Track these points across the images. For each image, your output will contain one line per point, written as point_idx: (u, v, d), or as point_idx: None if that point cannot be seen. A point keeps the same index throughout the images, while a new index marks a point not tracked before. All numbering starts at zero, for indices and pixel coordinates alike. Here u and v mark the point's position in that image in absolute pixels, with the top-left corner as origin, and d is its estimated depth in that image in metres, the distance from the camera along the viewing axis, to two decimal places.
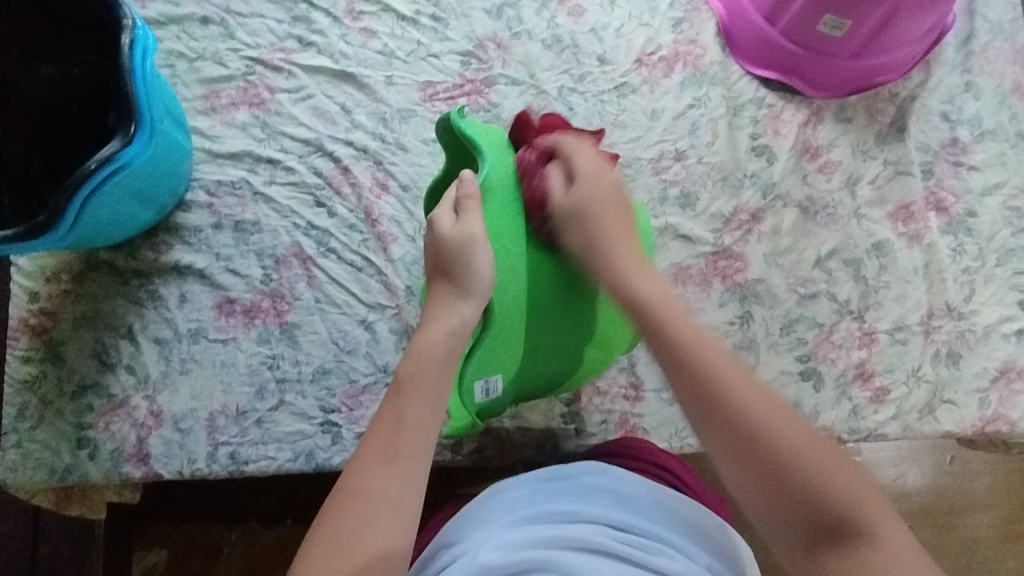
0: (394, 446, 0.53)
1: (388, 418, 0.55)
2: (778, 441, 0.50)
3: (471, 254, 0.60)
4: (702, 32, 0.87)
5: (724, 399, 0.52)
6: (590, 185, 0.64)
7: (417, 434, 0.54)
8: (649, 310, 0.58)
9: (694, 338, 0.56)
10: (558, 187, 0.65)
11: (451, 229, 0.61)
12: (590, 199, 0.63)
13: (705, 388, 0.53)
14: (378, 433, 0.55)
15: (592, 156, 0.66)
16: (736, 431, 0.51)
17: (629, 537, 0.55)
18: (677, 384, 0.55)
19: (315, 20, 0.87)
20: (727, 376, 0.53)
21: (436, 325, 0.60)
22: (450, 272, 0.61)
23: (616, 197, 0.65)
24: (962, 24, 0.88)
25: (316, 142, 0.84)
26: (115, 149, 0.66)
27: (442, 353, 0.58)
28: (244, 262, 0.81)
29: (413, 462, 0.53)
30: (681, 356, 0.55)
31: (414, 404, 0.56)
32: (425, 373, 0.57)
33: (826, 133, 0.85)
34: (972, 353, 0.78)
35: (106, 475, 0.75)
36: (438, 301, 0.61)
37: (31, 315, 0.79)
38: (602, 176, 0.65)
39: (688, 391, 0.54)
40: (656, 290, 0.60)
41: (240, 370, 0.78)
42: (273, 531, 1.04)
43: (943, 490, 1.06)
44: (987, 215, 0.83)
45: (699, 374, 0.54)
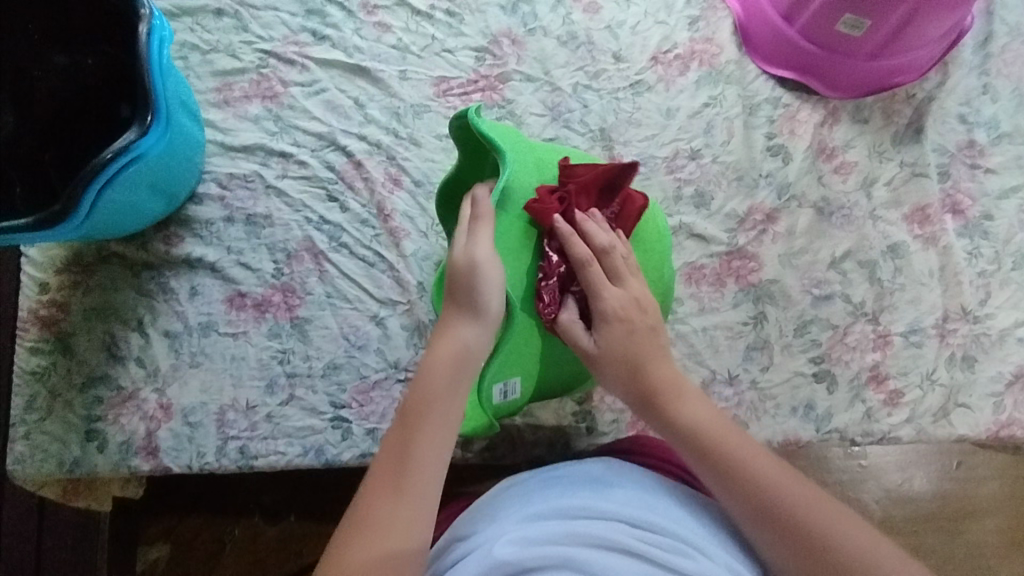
0: (405, 471, 0.52)
1: (397, 443, 0.54)
2: (845, 554, 0.50)
3: (479, 275, 0.60)
4: (718, 31, 0.87)
5: (785, 513, 0.53)
6: (611, 324, 0.63)
7: (428, 457, 0.53)
8: (706, 437, 0.58)
9: (754, 461, 0.56)
10: (581, 327, 0.64)
11: (460, 253, 0.61)
12: (611, 342, 0.63)
13: (770, 515, 0.53)
14: (387, 455, 0.53)
15: (612, 282, 0.64)
16: (797, 545, 0.52)
17: (646, 535, 0.55)
18: (736, 505, 0.55)
19: (329, 13, 0.86)
20: (786, 500, 0.53)
21: (443, 347, 0.59)
22: (460, 298, 0.61)
23: (642, 326, 0.63)
24: (980, 26, 0.87)
25: (328, 137, 0.83)
26: (131, 138, 0.66)
27: (448, 380, 0.57)
28: (255, 256, 0.80)
29: (423, 488, 0.51)
30: (743, 484, 0.55)
31: (423, 424, 0.54)
32: (433, 393, 0.56)
33: (842, 133, 0.84)
34: (988, 357, 0.78)
35: (114, 468, 0.75)
36: (445, 328, 0.61)
37: (41, 306, 0.79)
38: (627, 308, 0.64)
39: (749, 514, 0.54)
40: (701, 415, 0.59)
41: (250, 364, 0.77)
42: (277, 527, 1.04)
43: (949, 495, 1.06)
44: (1004, 218, 0.82)
45: (760, 499, 0.54)
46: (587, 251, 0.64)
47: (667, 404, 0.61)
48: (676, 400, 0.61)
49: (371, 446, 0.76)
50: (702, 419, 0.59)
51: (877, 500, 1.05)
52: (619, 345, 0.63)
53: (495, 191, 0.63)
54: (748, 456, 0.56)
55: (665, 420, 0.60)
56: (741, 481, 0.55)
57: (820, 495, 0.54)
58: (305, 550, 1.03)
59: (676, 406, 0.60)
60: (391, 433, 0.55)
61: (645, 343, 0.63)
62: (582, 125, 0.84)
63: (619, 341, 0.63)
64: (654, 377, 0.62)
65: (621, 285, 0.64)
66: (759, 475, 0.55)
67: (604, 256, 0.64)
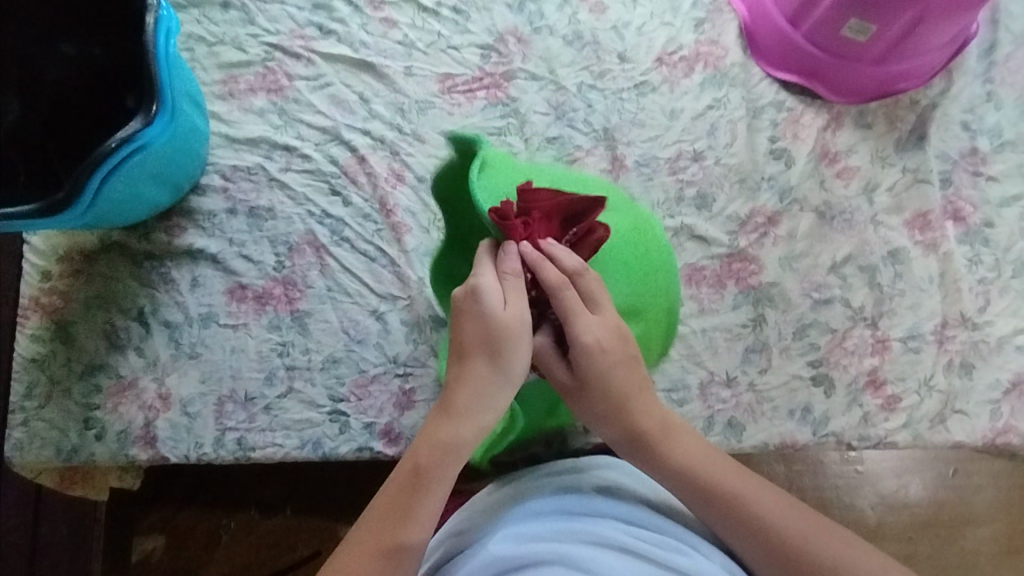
0: (401, 534, 0.56)
1: (403, 499, 0.57)
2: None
3: (513, 346, 0.58)
4: (723, 33, 0.87)
5: (794, 548, 0.56)
6: (593, 360, 0.59)
7: (426, 524, 0.57)
8: (706, 480, 0.59)
9: (754, 497, 0.58)
10: (556, 358, 0.61)
11: (503, 313, 0.58)
12: (595, 377, 0.59)
13: (773, 546, 0.56)
14: (386, 513, 0.57)
15: (588, 312, 0.59)
16: None
17: (639, 532, 0.56)
18: (747, 545, 0.57)
19: (336, 8, 0.87)
20: (789, 530, 0.56)
21: (466, 413, 0.58)
22: (493, 355, 0.58)
23: (623, 362, 0.60)
24: (985, 34, 0.87)
25: (332, 131, 0.84)
26: (136, 127, 0.66)
27: (461, 447, 0.58)
28: (257, 248, 0.81)
29: (413, 555, 0.56)
30: (751, 523, 0.57)
31: (429, 502, 0.57)
32: (448, 464, 0.58)
33: (845, 138, 0.84)
34: (986, 364, 0.78)
35: (112, 457, 0.75)
36: (468, 371, 0.59)
37: (42, 293, 0.79)
38: (603, 343, 0.59)
39: (762, 552, 0.57)
40: (691, 457, 0.60)
41: (250, 355, 0.78)
42: (273, 520, 1.04)
43: (944, 503, 1.06)
44: (1005, 226, 0.82)
45: (769, 536, 0.56)
46: (557, 277, 0.58)
47: (655, 448, 0.61)
48: (664, 444, 0.61)
49: (368, 440, 0.76)
50: (694, 462, 0.60)
51: (872, 506, 1.05)
52: (604, 383, 0.60)
53: (477, 162, 0.65)
54: (749, 494, 0.58)
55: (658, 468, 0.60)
56: (750, 521, 0.57)
57: (817, 521, 0.57)
58: (299, 545, 1.03)
59: (667, 448, 0.61)
60: (399, 479, 0.58)
61: (632, 377, 0.61)
62: (586, 125, 0.84)
63: (599, 381, 0.60)
64: (641, 423, 0.61)
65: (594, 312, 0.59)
66: (764, 514, 0.57)
67: (575, 278, 0.59)
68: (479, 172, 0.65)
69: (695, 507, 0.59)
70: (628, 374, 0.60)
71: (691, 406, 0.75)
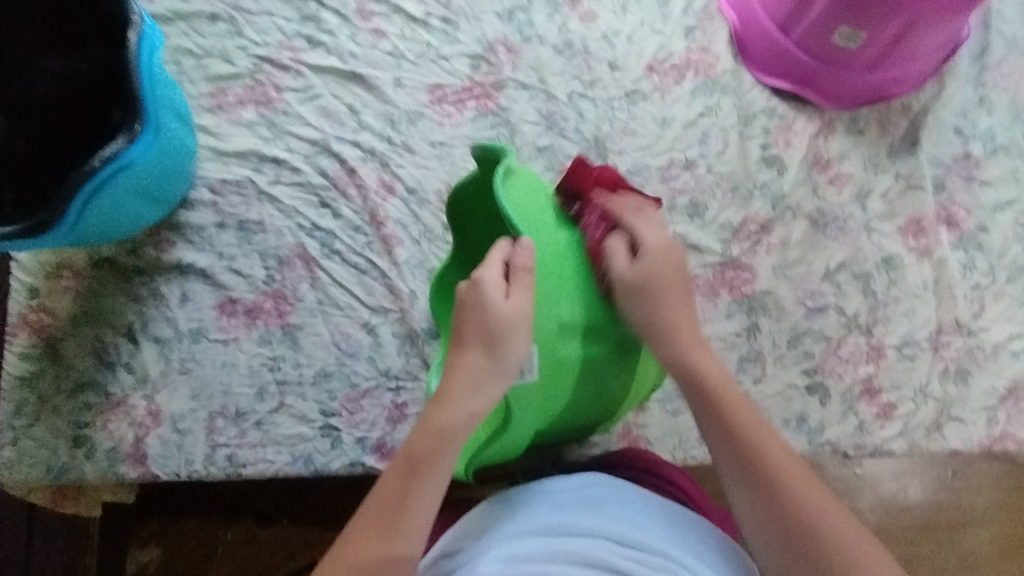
0: (400, 519, 0.54)
1: (399, 486, 0.55)
2: (817, 522, 0.53)
3: (514, 335, 0.58)
4: (714, 41, 0.87)
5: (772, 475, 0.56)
6: (652, 259, 0.63)
7: (423, 508, 0.55)
8: (718, 391, 0.60)
9: (754, 424, 0.59)
10: (621, 255, 0.63)
11: (505, 304, 0.58)
12: (651, 274, 0.62)
13: (753, 466, 0.57)
14: (378, 509, 0.54)
15: (655, 227, 0.65)
16: (778, 509, 0.55)
17: (628, 552, 0.55)
18: (728, 462, 0.58)
19: (324, 19, 0.86)
20: (774, 462, 0.56)
21: (460, 402, 0.57)
22: (490, 344, 0.58)
23: (676, 273, 0.64)
24: (977, 38, 0.87)
25: (322, 143, 0.83)
26: (119, 146, 0.66)
27: (459, 435, 0.57)
28: (247, 262, 0.80)
29: (411, 540, 0.53)
30: (743, 440, 0.58)
31: (423, 494, 0.55)
32: (441, 454, 0.56)
33: (837, 145, 0.84)
34: (981, 370, 0.78)
35: (102, 475, 0.74)
36: (465, 362, 0.58)
37: (30, 310, 0.78)
38: (664, 248, 0.63)
39: (740, 469, 0.57)
40: (713, 368, 0.62)
41: (240, 371, 0.77)
42: (268, 531, 1.03)
43: (943, 505, 1.05)
44: (999, 231, 0.82)
45: (754, 458, 0.57)
46: (630, 205, 0.66)
47: (681, 350, 0.62)
48: (691, 349, 0.62)
49: (361, 454, 0.75)
50: (713, 373, 0.62)
51: (872, 509, 1.03)
52: (653, 279, 0.62)
53: (501, 171, 0.62)
54: (750, 419, 0.59)
55: (678, 362, 0.62)
56: (742, 440, 0.58)
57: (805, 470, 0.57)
58: (297, 555, 1.02)
59: (693, 358, 0.62)
60: (395, 468, 0.56)
61: (675, 290, 0.63)
62: (576, 134, 0.84)
63: (648, 279, 0.62)
64: (676, 325, 0.62)
65: (656, 229, 0.65)
66: (756, 438, 0.58)
67: (642, 210, 0.66)
68: (503, 181, 0.63)
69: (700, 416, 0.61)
70: (673, 286, 0.63)
71: None
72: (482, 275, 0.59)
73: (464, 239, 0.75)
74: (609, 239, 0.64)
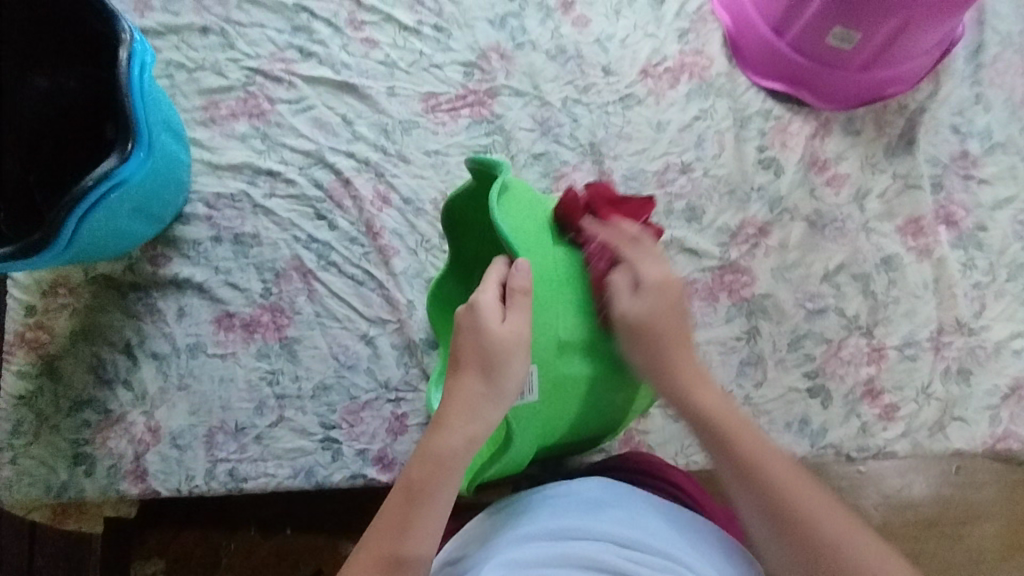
0: (402, 548, 0.53)
1: (399, 513, 0.54)
2: (842, 556, 0.52)
3: (512, 357, 0.57)
4: (708, 43, 0.86)
5: (790, 511, 0.53)
6: (652, 299, 0.60)
7: (425, 535, 0.54)
8: (725, 428, 0.58)
9: (767, 458, 0.56)
10: (624, 291, 0.60)
11: (500, 328, 0.57)
12: (657, 312, 0.59)
13: (773, 503, 0.54)
14: (379, 537, 0.54)
15: (654, 259, 0.62)
16: (801, 546, 0.53)
17: (632, 554, 0.55)
18: (748, 501, 0.55)
19: (316, 30, 0.86)
20: (794, 496, 0.54)
21: (458, 427, 0.57)
22: (486, 369, 0.57)
23: (680, 307, 0.61)
24: (972, 35, 0.87)
25: (316, 154, 0.83)
26: (112, 165, 0.65)
27: (459, 460, 0.56)
28: (243, 275, 0.80)
29: (416, 569, 0.53)
30: (757, 478, 0.55)
31: (425, 519, 0.54)
32: (440, 478, 0.55)
33: (834, 146, 0.84)
34: (983, 370, 0.77)
35: (102, 492, 0.74)
36: (462, 388, 0.58)
37: (27, 328, 0.78)
38: (665, 281, 0.61)
39: (759, 508, 0.55)
40: (719, 403, 0.59)
41: (239, 385, 0.77)
42: (273, 541, 1.01)
43: (949, 501, 1.03)
44: (998, 229, 0.82)
45: (771, 495, 0.54)
46: (631, 233, 0.63)
47: (688, 390, 0.60)
48: (697, 386, 0.60)
49: (362, 467, 0.75)
50: (718, 409, 0.59)
51: (876, 506, 1.01)
52: (659, 317, 0.60)
53: (495, 189, 0.61)
54: (762, 453, 0.56)
55: (685, 406, 0.59)
56: (758, 475, 0.55)
57: (827, 502, 0.54)
58: (302, 565, 1.01)
59: (697, 395, 0.60)
60: (394, 496, 0.56)
61: (681, 322, 0.61)
62: (571, 139, 0.83)
63: (654, 319, 0.59)
64: (677, 364, 0.60)
65: (657, 261, 0.62)
66: (772, 474, 0.55)
67: (640, 240, 0.63)
68: (497, 199, 0.62)
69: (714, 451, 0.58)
70: (680, 319, 0.61)
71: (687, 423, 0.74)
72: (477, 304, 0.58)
73: (465, 249, 0.75)
74: (612, 274, 0.61)
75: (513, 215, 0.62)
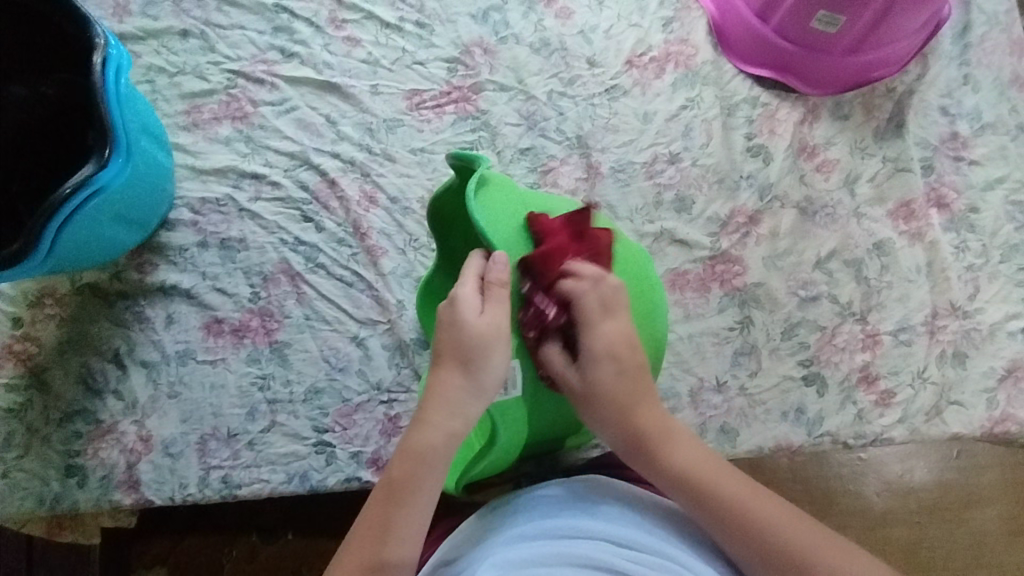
0: (385, 549, 0.53)
1: (381, 512, 0.54)
2: (782, 540, 0.54)
3: (491, 351, 0.57)
4: (692, 31, 0.85)
5: (731, 511, 0.55)
6: (602, 368, 0.59)
7: (409, 534, 0.53)
8: (660, 451, 0.59)
9: (701, 468, 0.58)
10: (563, 363, 0.60)
11: (478, 321, 0.57)
12: (599, 383, 0.59)
13: (715, 512, 0.56)
14: (364, 538, 0.53)
15: (599, 317, 0.59)
16: (751, 542, 0.55)
17: (627, 553, 0.55)
18: (701, 515, 0.57)
19: (297, 30, 0.85)
20: (732, 501, 0.56)
21: (437, 423, 0.56)
22: (466, 364, 0.57)
23: (631, 365, 0.60)
24: (958, 16, 0.86)
25: (301, 156, 0.82)
26: (90, 172, 0.64)
27: (440, 457, 0.56)
28: (231, 281, 0.79)
29: (400, 567, 0.53)
30: (697, 489, 0.57)
31: (406, 518, 0.54)
32: (421, 477, 0.55)
33: (823, 131, 0.83)
34: (979, 352, 0.77)
35: (95, 504, 0.73)
36: (442, 385, 0.57)
37: (15, 340, 0.77)
38: (612, 349, 0.59)
39: (712, 518, 0.56)
40: (659, 424, 0.60)
41: (230, 391, 0.76)
42: (274, 546, 1.01)
43: (951, 485, 1.02)
44: (990, 211, 0.81)
45: (714, 503, 0.56)
46: (572, 287, 0.59)
47: (647, 429, 0.59)
48: (652, 416, 0.60)
49: (356, 469, 0.74)
50: (659, 425, 0.60)
51: (878, 493, 1.01)
52: (603, 394, 0.59)
53: (471, 182, 0.61)
54: (695, 465, 0.58)
55: (641, 447, 0.59)
56: (697, 484, 0.57)
57: (758, 494, 0.57)
58: (305, 569, 0.99)
59: (644, 422, 0.59)
60: (376, 494, 0.55)
61: (627, 378, 0.59)
62: (558, 133, 0.82)
63: (597, 397, 0.59)
64: (634, 410, 0.59)
65: (607, 318, 0.59)
66: (709, 484, 0.57)
67: (587, 291, 0.59)
68: (474, 192, 0.61)
69: (703, 524, 0.57)
70: (630, 371, 0.60)
71: (682, 415, 0.74)
72: (452, 303, 0.58)
73: (451, 246, 0.74)
74: (550, 347, 0.60)
75: (485, 210, 0.61)
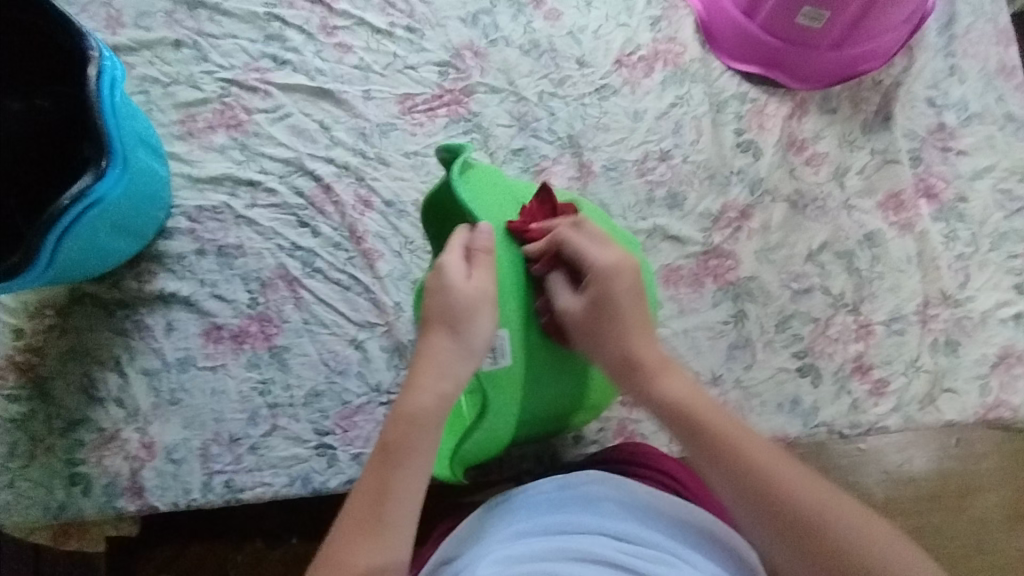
0: (383, 511, 0.53)
1: (377, 475, 0.54)
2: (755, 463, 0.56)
3: (478, 313, 0.58)
4: (680, 30, 0.86)
5: (710, 440, 0.57)
6: (608, 287, 0.60)
7: (406, 493, 0.54)
8: (654, 372, 0.60)
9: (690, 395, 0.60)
10: (565, 295, 0.62)
11: (465, 284, 0.58)
12: (598, 303, 0.60)
13: (699, 436, 0.58)
14: (361, 504, 0.53)
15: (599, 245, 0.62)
16: (726, 468, 0.56)
17: (627, 547, 0.56)
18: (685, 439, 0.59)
19: (289, 37, 0.86)
20: (718, 432, 0.58)
21: (428, 385, 0.57)
22: (454, 326, 0.57)
23: (633, 290, 0.61)
24: (943, 8, 0.87)
25: (296, 162, 0.83)
26: (88, 183, 0.65)
27: (432, 419, 0.56)
28: (229, 287, 0.80)
29: (400, 529, 0.53)
30: (681, 414, 0.59)
31: (403, 478, 0.54)
32: (416, 438, 0.55)
33: (812, 125, 0.84)
34: (971, 340, 0.77)
35: (101, 510, 0.74)
36: (432, 349, 0.58)
37: (17, 351, 0.78)
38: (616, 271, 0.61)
39: (695, 444, 0.58)
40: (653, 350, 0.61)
41: (231, 397, 0.77)
42: (279, 550, 1.01)
43: (949, 473, 1.03)
44: (978, 199, 0.82)
45: (698, 429, 0.58)
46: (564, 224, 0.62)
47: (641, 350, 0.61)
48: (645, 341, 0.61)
49: (358, 471, 0.75)
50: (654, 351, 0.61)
51: (878, 483, 1.00)
52: (607, 310, 0.60)
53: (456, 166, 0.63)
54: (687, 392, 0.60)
55: (633, 361, 0.61)
56: (683, 408, 0.59)
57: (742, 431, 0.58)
58: None
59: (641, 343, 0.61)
60: (371, 459, 0.56)
61: (628, 303, 0.61)
62: (550, 133, 0.83)
63: (599, 320, 0.60)
64: (630, 332, 0.61)
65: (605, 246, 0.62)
66: (698, 409, 0.59)
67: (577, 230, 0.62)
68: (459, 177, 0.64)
69: (690, 446, 0.59)
70: (629, 298, 0.61)
71: None
72: (438, 272, 0.59)
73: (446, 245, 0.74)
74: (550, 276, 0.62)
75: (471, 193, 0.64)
